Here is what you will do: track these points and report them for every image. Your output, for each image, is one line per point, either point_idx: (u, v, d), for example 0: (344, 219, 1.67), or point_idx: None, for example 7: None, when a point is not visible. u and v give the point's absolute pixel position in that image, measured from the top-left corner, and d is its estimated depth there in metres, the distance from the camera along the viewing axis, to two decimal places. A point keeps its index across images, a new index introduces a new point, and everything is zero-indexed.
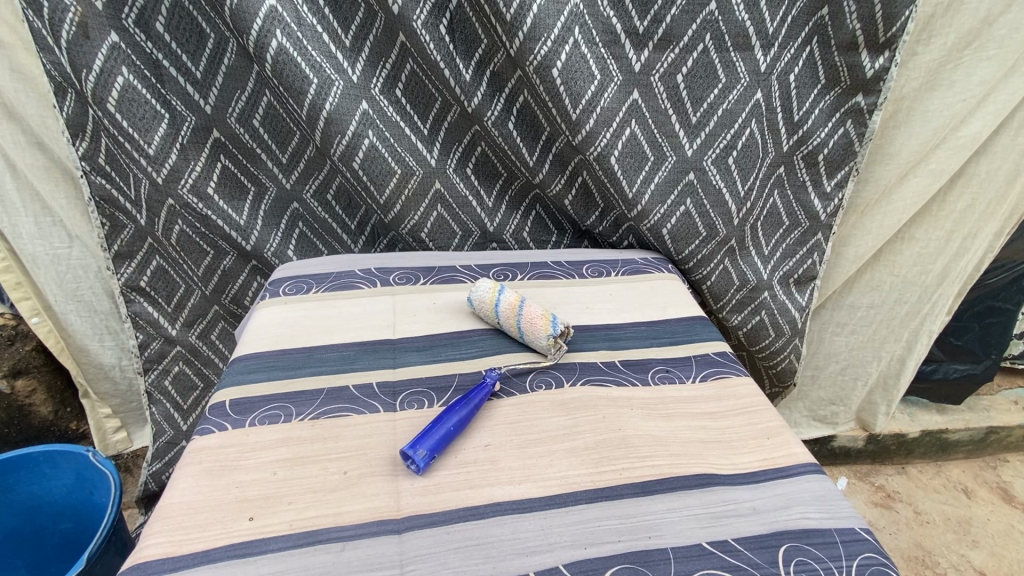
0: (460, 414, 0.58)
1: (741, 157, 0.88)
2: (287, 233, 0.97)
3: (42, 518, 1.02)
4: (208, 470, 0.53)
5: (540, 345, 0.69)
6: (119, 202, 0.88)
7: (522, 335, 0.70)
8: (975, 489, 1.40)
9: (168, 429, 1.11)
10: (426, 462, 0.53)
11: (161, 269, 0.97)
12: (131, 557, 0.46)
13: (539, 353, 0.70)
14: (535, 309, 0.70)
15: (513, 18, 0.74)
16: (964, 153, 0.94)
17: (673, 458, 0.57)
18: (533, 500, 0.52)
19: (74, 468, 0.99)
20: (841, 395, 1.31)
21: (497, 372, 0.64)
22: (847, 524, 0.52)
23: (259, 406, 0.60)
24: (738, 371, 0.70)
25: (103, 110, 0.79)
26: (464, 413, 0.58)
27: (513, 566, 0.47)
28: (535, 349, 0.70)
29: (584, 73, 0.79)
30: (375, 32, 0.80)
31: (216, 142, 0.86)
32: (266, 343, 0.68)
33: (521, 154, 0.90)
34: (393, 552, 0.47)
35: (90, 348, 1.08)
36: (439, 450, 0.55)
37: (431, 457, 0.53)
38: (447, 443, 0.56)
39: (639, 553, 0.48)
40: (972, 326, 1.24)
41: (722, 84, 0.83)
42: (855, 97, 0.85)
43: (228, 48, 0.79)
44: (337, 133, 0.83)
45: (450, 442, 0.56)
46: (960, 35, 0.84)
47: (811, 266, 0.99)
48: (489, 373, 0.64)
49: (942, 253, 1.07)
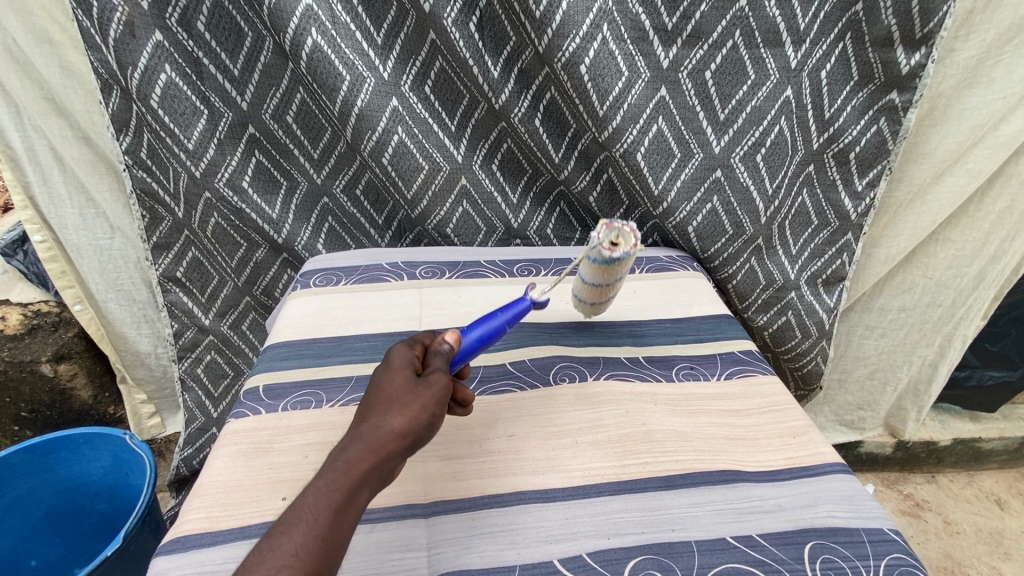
0: (485, 330, 0.54)
1: (769, 154, 0.88)
2: (316, 228, 0.99)
3: (80, 497, 1.07)
4: (243, 451, 0.55)
5: (603, 246, 0.63)
6: (159, 195, 0.91)
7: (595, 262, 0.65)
8: (1008, 500, 1.36)
9: (199, 416, 1.14)
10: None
11: (196, 260, 1.00)
12: (171, 532, 0.48)
13: (615, 253, 0.63)
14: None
15: (543, 15, 0.75)
16: (1001, 152, 0.92)
17: (697, 453, 0.57)
18: (556, 490, 0.53)
19: (111, 450, 1.03)
20: (868, 400, 1.28)
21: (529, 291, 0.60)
22: (875, 524, 0.51)
23: (291, 392, 0.62)
24: (763, 369, 0.69)
25: (147, 106, 0.82)
26: (488, 326, 0.55)
27: (536, 554, 0.48)
28: (613, 256, 0.63)
29: (612, 69, 0.79)
30: (406, 30, 0.81)
31: (251, 138, 0.89)
32: (297, 331, 0.71)
33: (546, 151, 0.90)
34: (420, 535, 0.49)
35: (127, 335, 1.12)
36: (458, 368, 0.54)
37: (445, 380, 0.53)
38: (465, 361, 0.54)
39: (662, 545, 0.49)
40: (1009, 331, 1.20)
41: (751, 80, 0.83)
42: (889, 93, 0.83)
43: (265, 46, 0.81)
44: (368, 129, 0.85)
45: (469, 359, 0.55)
46: (1001, 31, 0.82)
47: (840, 267, 0.97)
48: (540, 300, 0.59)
49: (978, 254, 1.04)
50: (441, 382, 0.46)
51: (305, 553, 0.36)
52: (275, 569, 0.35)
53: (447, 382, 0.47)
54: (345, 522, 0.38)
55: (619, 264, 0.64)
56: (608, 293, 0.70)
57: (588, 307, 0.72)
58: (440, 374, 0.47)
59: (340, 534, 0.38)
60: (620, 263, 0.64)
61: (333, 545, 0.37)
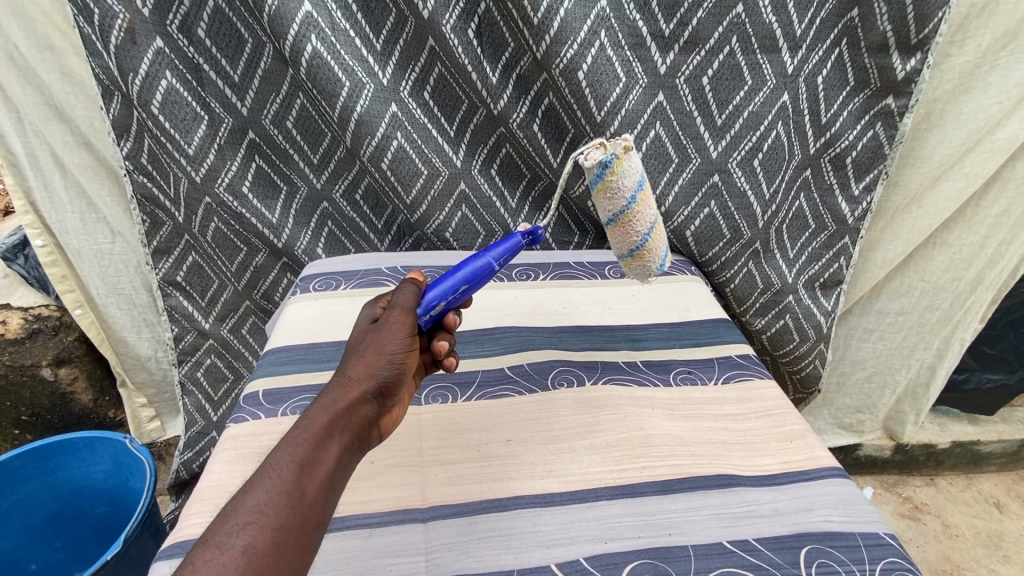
0: (473, 267, 0.57)
1: (766, 158, 0.88)
2: (316, 232, 0.99)
3: (80, 501, 1.07)
4: (244, 456, 0.55)
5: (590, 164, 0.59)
6: (159, 200, 0.92)
7: (599, 188, 0.60)
8: (1007, 503, 1.37)
9: (199, 420, 1.14)
10: (431, 319, 0.57)
11: (196, 264, 1.00)
12: (172, 536, 0.48)
13: (601, 161, 0.59)
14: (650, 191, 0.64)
15: (540, 22, 0.76)
16: (998, 157, 0.92)
17: (694, 458, 0.58)
18: (554, 495, 0.53)
19: (111, 454, 1.03)
20: (867, 403, 1.28)
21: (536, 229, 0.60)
22: (871, 529, 0.52)
23: (291, 397, 0.62)
24: (761, 373, 0.70)
25: (148, 112, 0.82)
26: (475, 264, 0.57)
27: (534, 558, 0.48)
28: (602, 166, 0.59)
29: (609, 75, 0.80)
30: (405, 36, 0.81)
31: (251, 143, 0.89)
32: (297, 335, 0.71)
33: (545, 156, 0.91)
34: (419, 540, 0.49)
35: (128, 339, 1.12)
36: (451, 304, 0.57)
37: (438, 315, 0.57)
38: (456, 298, 0.57)
39: (659, 550, 0.49)
40: (1007, 334, 1.21)
41: (748, 86, 0.83)
42: (886, 98, 0.83)
43: (265, 53, 0.82)
44: (367, 134, 0.85)
45: (461, 296, 0.58)
46: (995, 37, 0.83)
47: (837, 271, 0.98)
48: (531, 233, 0.59)
49: (976, 258, 1.05)
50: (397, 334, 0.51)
51: (270, 508, 0.37)
52: (240, 525, 0.36)
53: (400, 332, 0.51)
54: (313, 476, 0.40)
55: (612, 171, 0.59)
56: (638, 227, 0.61)
57: (627, 256, 0.64)
58: (394, 325, 0.51)
59: (308, 487, 0.39)
60: (611, 170, 0.59)
61: (301, 498, 0.38)
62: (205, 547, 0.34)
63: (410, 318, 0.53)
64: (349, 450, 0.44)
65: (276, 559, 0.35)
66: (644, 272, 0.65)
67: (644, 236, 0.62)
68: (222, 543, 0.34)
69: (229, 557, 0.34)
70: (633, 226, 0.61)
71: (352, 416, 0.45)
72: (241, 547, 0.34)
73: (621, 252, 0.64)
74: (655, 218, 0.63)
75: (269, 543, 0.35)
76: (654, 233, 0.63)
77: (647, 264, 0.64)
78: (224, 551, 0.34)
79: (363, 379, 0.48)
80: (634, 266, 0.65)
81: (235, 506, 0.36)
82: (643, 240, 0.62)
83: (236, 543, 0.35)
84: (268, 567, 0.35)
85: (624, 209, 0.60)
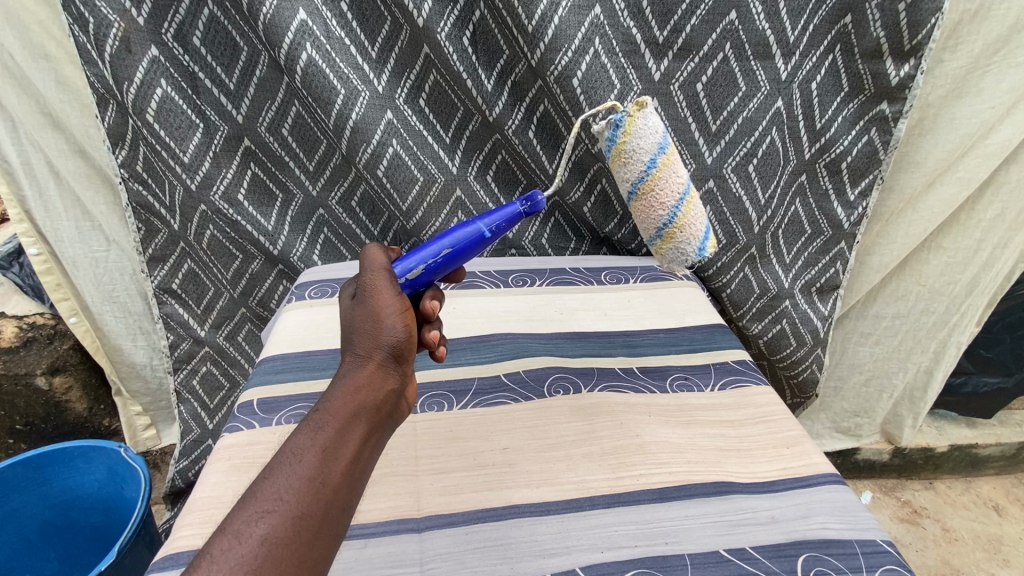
0: (461, 233, 0.54)
1: (761, 164, 0.89)
2: (312, 239, 0.99)
3: (75, 511, 1.06)
4: (238, 466, 0.55)
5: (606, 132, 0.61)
6: (154, 208, 0.92)
7: (616, 160, 0.62)
8: (1006, 506, 1.36)
9: (194, 429, 1.13)
10: (409, 285, 0.54)
11: (192, 272, 1.00)
12: (165, 548, 0.48)
13: (613, 126, 0.60)
14: (678, 161, 0.63)
15: (535, 29, 0.76)
16: (992, 161, 0.93)
17: (690, 465, 0.57)
18: (550, 504, 0.53)
19: (107, 463, 1.03)
20: (865, 407, 1.28)
21: (537, 199, 0.55)
22: (869, 536, 0.51)
23: (285, 406, 0.62)
24: (758, 379, 0.69)
25: (142, 120, 0.82)
26: (466, 232, 0.54)
27: (531, 568, 0.48)
28: (616, 132, 0.60)
29: (604, 82, 0.80)
30: (400, 45, 0.82)
31: (247, 150, 0.89)
32: (290, 344, 0.71)
33: (541, 162, 0.91)
34: (414, 550, 0.49)
35: (123, 347, 1.12)
36: (431, 270, 0.55)
37: (416, 281, 0.54)
38: (436, 264, 0.54)
39: (656, 559, 0.49)
40: (1003, 337, 1.21)
41: (742, 92, 0.84)
42: (879, 104, 0.83)
43: (261, 61, 0.82)
44: (362, 142, 0.86)
45: (442, 263, 0.55)
46: (987, 43, 0.83)
47: (834, 275, 0.98)
48: (530, 201, 0.54)
49: (971, 262, 1.05)
50: (385, 298, 0.48)
51: (289, 495, 0.36)
52: (259, 513, 0.35)
53: (391, 294, 0.48)
54: (335, 460, 0.39)
55: (625, 131, 0.59)
56: (661, 198, 0.61)
57: (658, 235, 0.63)
58: (379, 289, 0.48)
59: (329, 472, 0.39)
60: (623, 129, 0.59)
61: (322, 484, 0.38)
62: (223, 536, 0.34)
63: (389, 277, 0.50)
64: (373, 429, 0.43)
65: (296, 548, 0.35)
66: (681, 254, 0.63)
67: (671, 211, 0.61)
68: (241, 533, 0.34)
69: (247, 548, 0.34)
70: (656, 197, 0.61)
71: (373, 393, 0.44)
72: (260, 537, 0.34)
73: (650, 230, 0.64)
74: (683, 188, 0.62)
75: (289, 532, 0.35)
76: (684, 209, 0.62)
77: (681, 242, 0.62)
78: (242, 541, 0.34)
79: (374, 353, 0.46)
80: (668, 247, 0.64)
81: (255, 493, 0.36)
82: (671, 214, 0.61)
83: (255, 532, 0.34)
84: (290, 555, 0.34)
85: (644, 176, 0.60)
